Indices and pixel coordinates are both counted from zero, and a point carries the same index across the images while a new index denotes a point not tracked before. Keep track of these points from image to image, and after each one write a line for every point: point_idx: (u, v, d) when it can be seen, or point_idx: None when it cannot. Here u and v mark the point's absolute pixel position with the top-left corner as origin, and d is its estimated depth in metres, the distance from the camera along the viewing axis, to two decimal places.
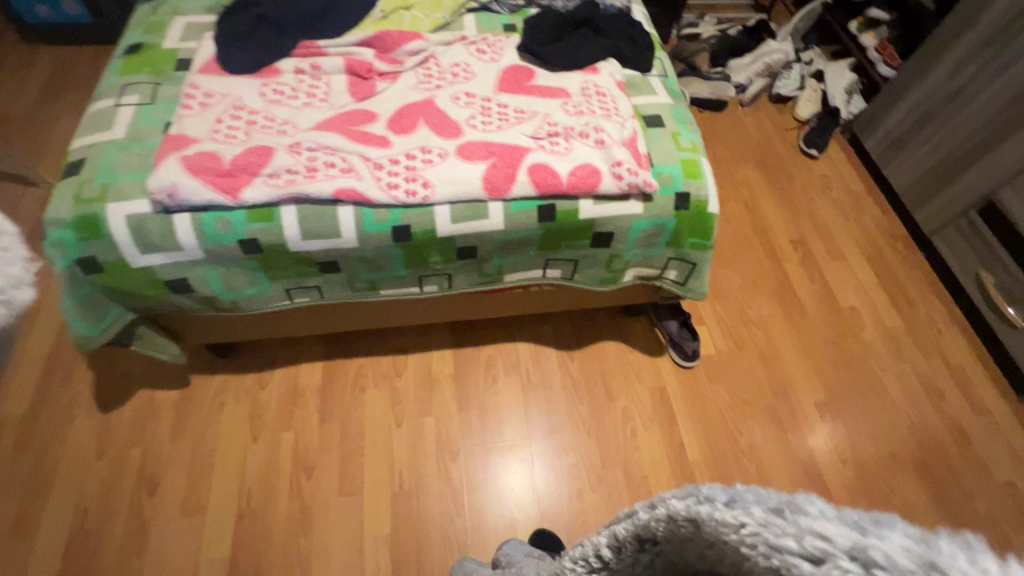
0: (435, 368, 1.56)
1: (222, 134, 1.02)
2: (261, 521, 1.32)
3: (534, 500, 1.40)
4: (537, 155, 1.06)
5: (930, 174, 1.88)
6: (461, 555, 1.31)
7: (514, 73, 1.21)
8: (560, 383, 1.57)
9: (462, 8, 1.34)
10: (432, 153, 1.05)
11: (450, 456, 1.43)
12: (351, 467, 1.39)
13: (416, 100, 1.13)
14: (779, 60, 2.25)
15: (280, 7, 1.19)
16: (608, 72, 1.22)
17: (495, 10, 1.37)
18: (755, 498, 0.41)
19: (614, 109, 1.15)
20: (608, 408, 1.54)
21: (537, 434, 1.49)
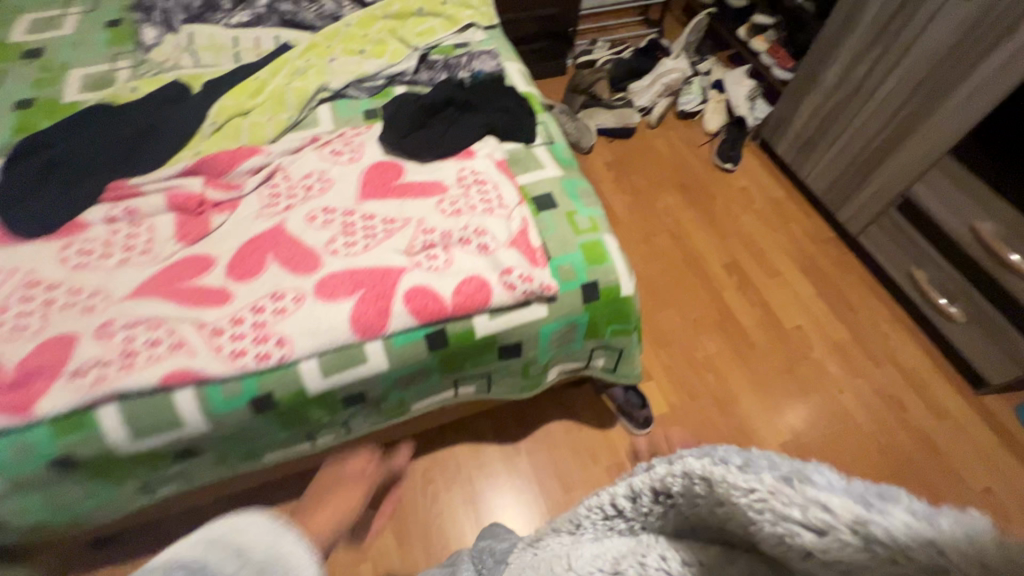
0: (366, 500, 1.36)
1: (7, 329, 0.80)
2: None
3: None
4: (413, 277, 0.90)
5: (844, 175, 1.85)
6: None
7: (377, 173, 1.05)
8: (511, 482, 1.41)
9: (312, 100, 1.17)
10: (285, 299, 0.86)
11: None
12: None
13: (261, 230, 0.94)
14: (677, 78, 2.20)
15: (80, 144, 0.99)
16: (485, 154, 1.08)
17: (352, 95, 1.21)
18: (768, 464, 0.41)
19: (497, 199, 1.01)
20: (566, 502, 1.38)
21: None
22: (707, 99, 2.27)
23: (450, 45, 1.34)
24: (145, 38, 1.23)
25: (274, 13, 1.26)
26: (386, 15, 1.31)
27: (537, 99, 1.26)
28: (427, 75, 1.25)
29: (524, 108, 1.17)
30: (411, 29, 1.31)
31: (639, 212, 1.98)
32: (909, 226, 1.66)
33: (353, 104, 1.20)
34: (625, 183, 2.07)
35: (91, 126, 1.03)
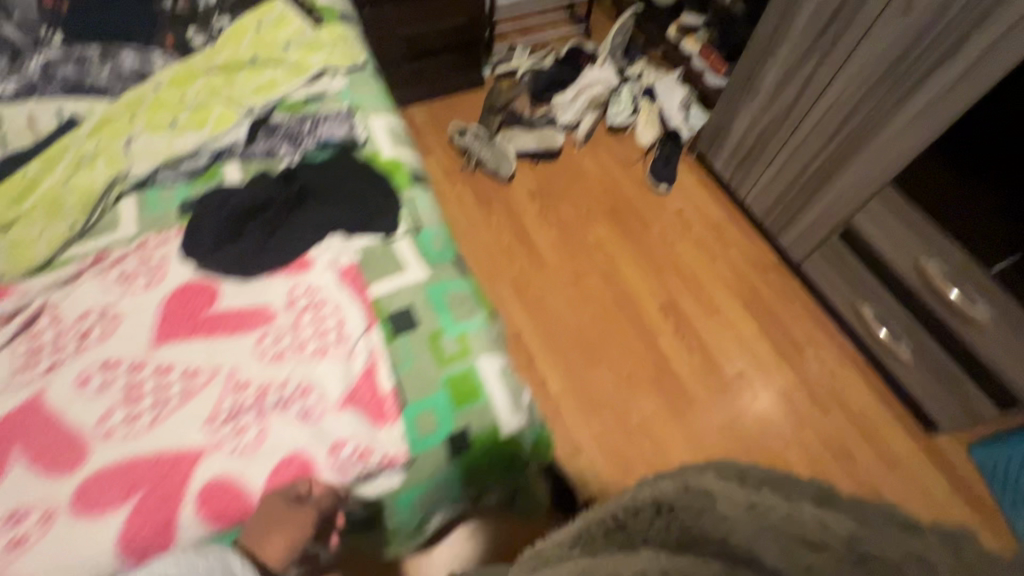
0: None
1: None
2: None
3: None
4: (211, 465, 0.69)
5: (783, 199, 1.68)
6: None
7: (182, 301, 0.81)
8: None
9: (108, 195, 0.92)
10: (29, 520, 0.65)
11: None
12: None
13: (5, 409, 0.71)
14: (601, 92, 1.99)
15: None
16: (327, 262, 0.86)
17: (166, 180, 0.96)
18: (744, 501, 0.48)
19: (334, 331, 0.80)
20: None
21: None
22: (639, 108, 2.04)
23: (300, 100, 1.09)
24: None
25: (58, 78, 1.01)
26: (208, 69, 1.04)
27: (405, 169, 1.04)
28: (265, 148, 1.01)
29: (383, 191, 0.95)
30: (243, 83, 1.04)
31: (567, 249, 1.78)
32: (852, 258, 1.50)
33: (168, 196, 0.95)
34: (551, 214, 1.86)
35: None
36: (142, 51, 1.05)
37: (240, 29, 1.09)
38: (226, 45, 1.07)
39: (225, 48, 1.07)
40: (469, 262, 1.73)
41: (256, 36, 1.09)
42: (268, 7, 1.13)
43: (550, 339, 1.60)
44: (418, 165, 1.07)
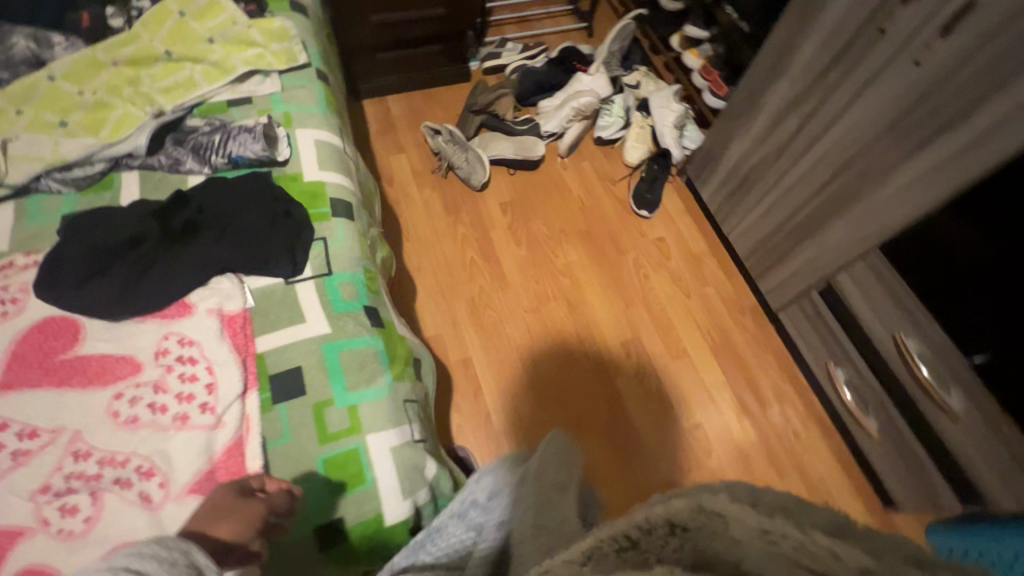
0: None
1: None
2: None
3: None
4: (23, 553, 0.59)
5: (767, 242, 1.56)
6: None
7: (30, 346, 0.71)
8: None
9: None
10: None
11: None
12: None
13: None
14: (590, 102, 1.79)
15: None
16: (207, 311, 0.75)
17: (52, 187, 0.85)
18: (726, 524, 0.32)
19: (201, 393, 0.70)
20: None
21: None
22: (630, 122, 1.89)
23: (222, 103, 0.97)
24: None
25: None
26: (117, 62, 0.92)
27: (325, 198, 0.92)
28: (170, 157, 0.90)
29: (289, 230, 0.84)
30: (155, 82, 0.93)
31: (533, 271, 1.68)
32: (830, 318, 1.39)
33: (48, 210, 0.83)
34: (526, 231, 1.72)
35: None
36: (38, 33, 0.93)
37: (161, 17, 0.97)
38: (142, 36, 0.95)
39: (140, 38, 0.95)
40: (426, 276, 1.63)
41: (178, 28, 0.97)
42: None
43: (501, 368, 1.51)
44: (346, 190, 0.96)
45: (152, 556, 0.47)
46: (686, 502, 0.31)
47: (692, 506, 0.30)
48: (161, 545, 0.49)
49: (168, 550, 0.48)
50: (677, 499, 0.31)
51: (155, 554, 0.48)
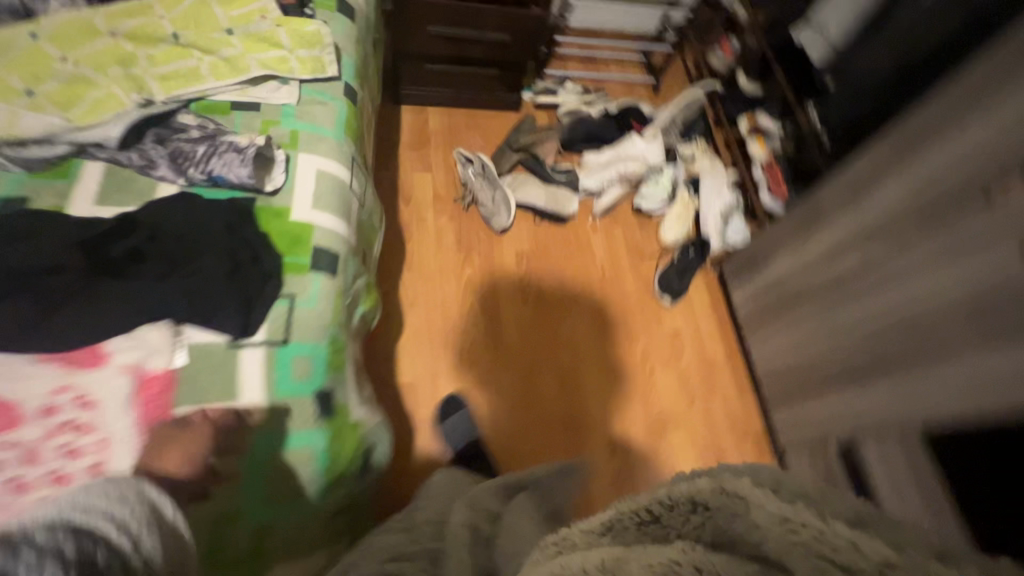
0: None
1: None
2: None
3: None
4: None
5: (792, 373, 1.40)
6: None
7: None
8: None
9: None
10: None
11: None
12: None
13: None
14: (637, 170, 1.70)
15: None
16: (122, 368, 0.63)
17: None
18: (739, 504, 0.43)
19: (82, 475, 0.58)
20: None
21: None
22: (674, 197, 1.73)
23: (225, 104, 0.84)
24: None
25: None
26: (115, 33, 0.80)
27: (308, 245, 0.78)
28: (144, 157, 0.77)
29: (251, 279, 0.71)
30: (151, 66, 0.80)
31: (532, 337, 1.53)
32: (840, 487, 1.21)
33: None
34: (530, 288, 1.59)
35: None
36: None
37: None
38: (154, 9, 0.83)
39: (151, 12, 0.82)
40: (417, 315, 1.49)
41: (198, 10, 0.85)
42: None
43: None
44: (337, 238, 0.82)
45: (103, 503, 0.45)
46: (706, 484, 0.42)
47: (714, 487, 0.41)
48: (109, 484, 0.48)
49: (115, 496, 0.47)
50: (702, 483, 0.42)
51: (108, 491, 0.47)
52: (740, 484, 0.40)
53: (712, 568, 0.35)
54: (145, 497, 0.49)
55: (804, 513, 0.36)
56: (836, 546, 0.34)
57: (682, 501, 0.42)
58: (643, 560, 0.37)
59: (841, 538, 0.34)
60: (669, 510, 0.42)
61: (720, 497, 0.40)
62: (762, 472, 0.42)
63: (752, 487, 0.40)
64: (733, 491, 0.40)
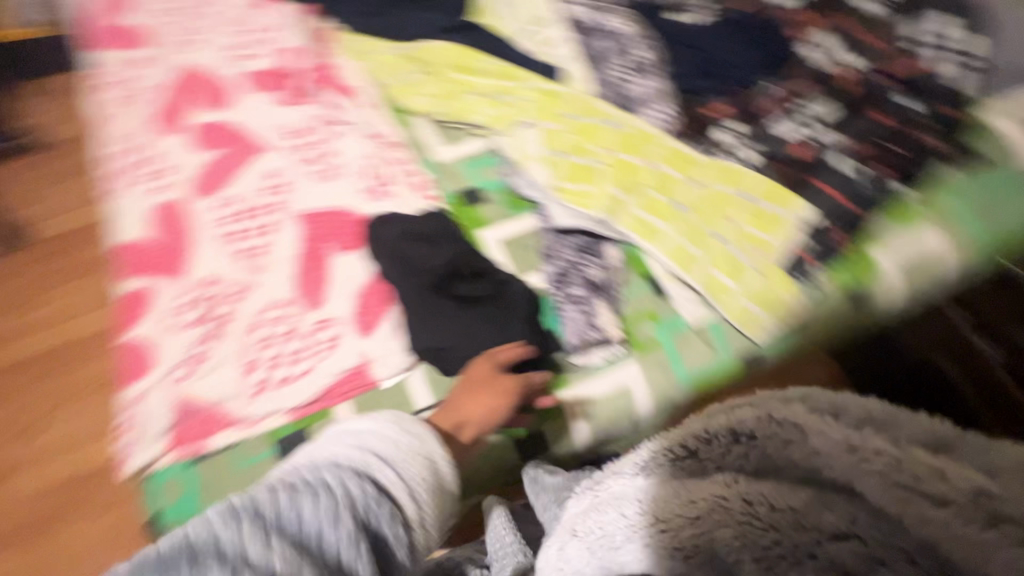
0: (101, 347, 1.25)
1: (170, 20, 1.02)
2: None
3: None
4: (164, 291, 0.78)
5: None
6: None
7: (335, 221, 0.82)
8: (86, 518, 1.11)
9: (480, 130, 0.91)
10: (160, 177, 0.85)
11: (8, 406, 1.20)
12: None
13: (255, 133, 0.89)
14: None
15: None
16: (373, 444, 0.52)
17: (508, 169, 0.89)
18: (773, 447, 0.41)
19: (279, 374, 0.72)
20: None
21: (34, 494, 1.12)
22: None
23: (646, 271, 0.82)
24: None
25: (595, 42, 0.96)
26: (649, 162, 0.84)
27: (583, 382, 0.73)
28: (553, 250, 0.82)
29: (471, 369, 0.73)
30: (636, 206, 0.81)
31: None
32: None
33: (480, 173, 0.90)
34: None
35: None
36: (656, 93, 0.90)
37: (729, 176, 0.82)
38: (695, 168, 0.83)
39: (690, 168, 0.83)
40: None
41: (721, 195, 0.81)
42: (786, 199, 0.79)
43: None
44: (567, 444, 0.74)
45: (386, 472, 0.50)
46: (752, 415, 0.44)
47: (761, 417, 0.43)
48: (397, 455, 0.51)
49: (398, 463, 0.51)
50: (747, 410, 0.45)
51: (385, 433, 0.53)
52: (793, 413, 0.42)
53: (765, 505, 0.37)
54: (424, 443, 0.53)
55: (875, 439, 0.38)
56: (907, 496, 0.34)
57: (722, 434, 0.44)
58: (684, 495, 0.41)
59: (911, 471, 0.36)
60: (707, 449, 0.44)
61: (767, 433, 0.42)
62: (831, 415, 0.42)
63: (814, 415, 0.42)
64: (782, 420, 0.42)
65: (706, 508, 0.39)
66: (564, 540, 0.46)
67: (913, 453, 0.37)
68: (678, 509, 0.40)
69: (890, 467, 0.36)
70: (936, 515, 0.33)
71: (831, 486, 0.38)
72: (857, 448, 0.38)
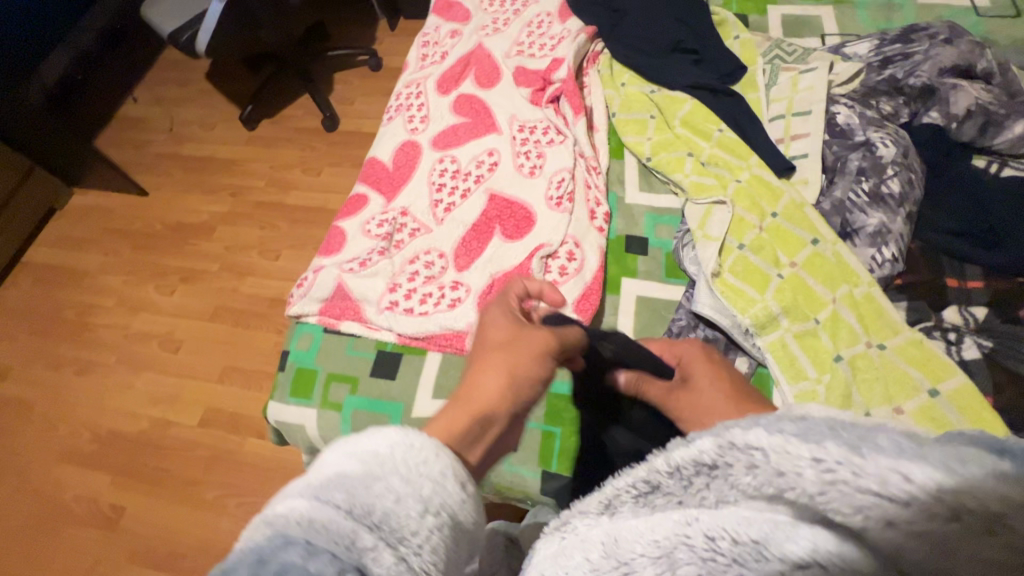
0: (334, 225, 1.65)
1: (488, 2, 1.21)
2: (286, 124, 1.90)
3: (218, 288, 1.61)
4: (374, 205, 0.99)
5: None
6: (212, 229, 1.73)
7: (511, 211, 0.93)
8: (267, 334, 1.51)
9: (678, 190, 0.91)
10: (418, 123, 1.07)
11: (268, 234, 1.68)
12: (293, 172, 1.78)
13: (497, 117, 1.04)
14: None
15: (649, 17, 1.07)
16: (380, 497, 0.35)
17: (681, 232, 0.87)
18: (744, 466, 0.31)
19: (408, 305, 0.87)
20: (234, 365, 1.47)
21: (251, 301, 1.57)
22: None
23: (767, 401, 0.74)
24: (852, 49, 0.98)
25: (847, 152, 0.85)
26: (837, 301, 0.75)
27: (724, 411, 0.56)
28: (680, 331, 0.79)
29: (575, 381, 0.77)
30: (793, 335, 0.74)
31: None
32: None
33: (656, 229, 0.89)
34: None
35: (674, 8, 1.08)
36: (893, 232, 0.77)
37: (927, 363, 0.68)
38: (889, 334, 0.71)
39: (884, 331, 0.72)
40: None
41: (904, 378, 0.68)
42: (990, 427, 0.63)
43: None
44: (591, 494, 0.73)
45: (391, 550, 0.34)
46: (708, 441, 0.33)
47: (721, 443, 0.32)
48: (405, 521, 0.35)
49: (409, 533, 0.35)
50: (701, 441, 0.33)
51: (403, 464, 0.37)
52: (750, 436, 0.31)
53: (728, 540, 0.29)
54: (444, 488, 0.37)
55: (836, 448, 0.28)
56: (860, 509, 0.26)
57: (685, 467, 0.33)
58: (649, 531, 0.32)
59: (875, 476, 0.26)
60: (671, 482, 0.34)
61: (731, 462, 0.31)
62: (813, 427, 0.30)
63: (773, 435, 0.30)
64: (743, 446, 0.31)
65: (669, 546, 0.31)
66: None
67: (869, 435, 0.28)
68: (640, 548, 0.32)
69: (849, 482, 0.26)
70: (897, 526, 0.25)
71: (786, 501, 0.29)
72: (825, 475, 0.27)
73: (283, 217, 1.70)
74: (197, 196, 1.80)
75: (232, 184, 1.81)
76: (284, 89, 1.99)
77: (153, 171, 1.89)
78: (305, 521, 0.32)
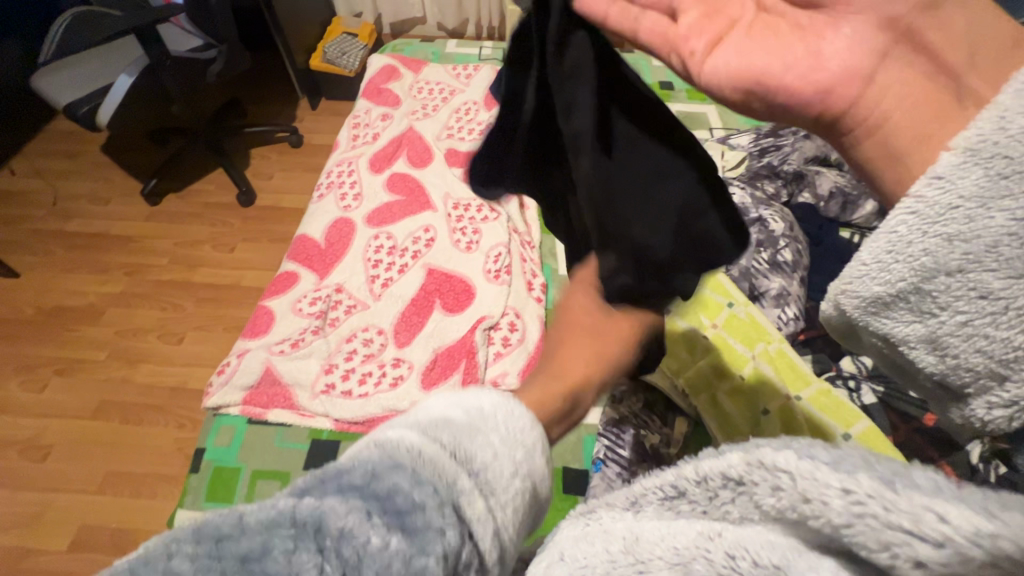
0: (250, 302, 1.55)
1: (417, 88, 1.28)
2: (195, 198, 1.80)
3: (102, 377, 1.41)
4: (306, 282, 0.96)
5: None
6: (99, 309, 1.54)
7: (450, 284, 0.95)
8: (164, 426, 1.33)
9: None
10: (351, 199, 1.07)
11: (169, 314, 1.52)
12: (203, 247, 1.67)
13: (430, 193, 1.07)
14: None
15: None
16: (469, 435, 0.31)
17: None
18: (773, 488, 0.28)
19: (345, 386, 0.84)
20: (121, 467, 1.27)
21: (143, 390, 1.39)
22: None
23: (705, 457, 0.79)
24: (737, 139, 1.16)
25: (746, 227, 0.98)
26: (756, 358, 0.82)
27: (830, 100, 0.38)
28: (622, 396, 0.83)
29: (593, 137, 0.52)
30: (723, 393, 0.80)
31: None
32: None
33: None
34: None
35: None
36: (792, 294, 0.89)
37: (838, 411, 0.76)
38: (802, 386, 0.79)
39: (798, 383, 0.79)
40: None
41: (821, 426, 0.75)
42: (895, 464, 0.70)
43: None
44: None
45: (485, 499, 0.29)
46: (737, 455, 0.31)
47: (750, 460, 0.30)
48: (497, 464, 0.31)
49: (500, 481, 0.30)
50: (730, 455, 0.31)
51: (504, 426, 0.33)
52: (778, 458, 0.28)
53: (750, 560, 0.28)
54: (531, 459, 0.33)
55: (868, 479, 0.25)
56: (888, 546, 0.23)
57: (712, 478, 0.32)
58: (670, 539, 0.33)
59: (907, 513, 0.23)
60: (697, 491, 0.34)
61: (757, 481, 0.29)
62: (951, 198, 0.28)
63: (803, 460, 0.27)
64: (769, 466, 0.29)
65: (688, 557, 0.31)
66: (551, 561, 0.38)
67: (902, 471, 0.25)
68: (660, 552, 0.33)
69: (878, 517, 0.24)
70: (926, 567, 0.23)
71: (805, 526, 0.28)
72: (853, 507, 0.25)
73: (190, 295, 1.56)
74: (82, 275, 1.61)
75: (127, 261, 1.64)
76: (195, 162, 1.90)
77: (28, 249, 1.67)
78: (409, 446, 0.29)
